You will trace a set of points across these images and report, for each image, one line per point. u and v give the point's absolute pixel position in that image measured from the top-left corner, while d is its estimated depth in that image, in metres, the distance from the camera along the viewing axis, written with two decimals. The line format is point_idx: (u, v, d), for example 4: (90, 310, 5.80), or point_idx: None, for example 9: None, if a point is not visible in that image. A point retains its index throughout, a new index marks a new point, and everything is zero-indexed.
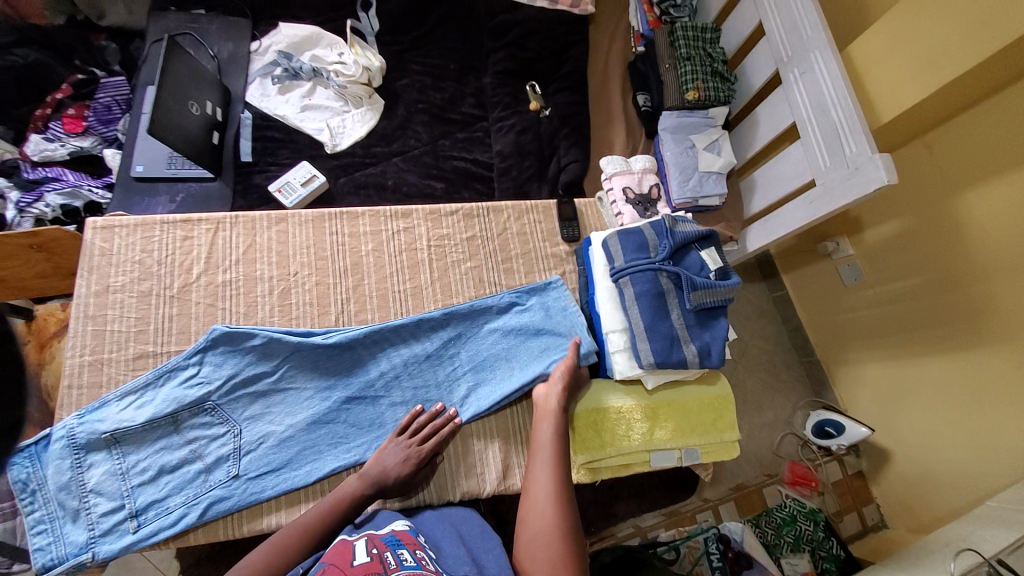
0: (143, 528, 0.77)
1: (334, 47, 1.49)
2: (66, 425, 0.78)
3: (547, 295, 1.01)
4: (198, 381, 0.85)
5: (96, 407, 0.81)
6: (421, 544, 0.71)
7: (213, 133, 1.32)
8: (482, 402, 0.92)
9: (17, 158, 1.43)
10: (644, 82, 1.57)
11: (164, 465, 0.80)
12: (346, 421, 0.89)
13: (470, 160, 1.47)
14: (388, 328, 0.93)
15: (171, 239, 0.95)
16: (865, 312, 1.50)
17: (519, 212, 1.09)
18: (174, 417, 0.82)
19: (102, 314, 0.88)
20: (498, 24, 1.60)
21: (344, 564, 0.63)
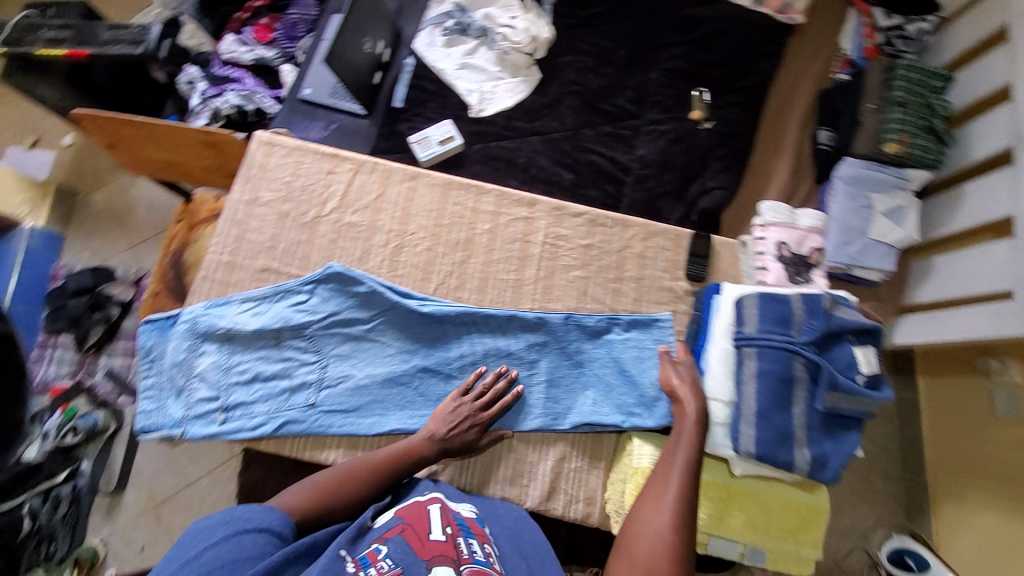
0: (228, 422, 0.86)
1: (508, 8, 1.45)
2: (193, 312, 0.88)
3: (646, 329, 0.93)
4: (305, 309, 0.91)
5: (220, 304, 0.90)
6: (489, 538, 0.75)
7: (375, 74, 1.37)
8: (549, 416, 0.89)
9: (212, 53, 1.66)
10: (834, 117, 1.37)
11: (259, 373, 0.88)
12: (416, 388, 0.90)
13: (608, 158, 1.36)
14: (481, 314, 0.92)
15: (318, 170, 1.00)
16: (1007, 454, 1.22)
17: (648, 233, 0.98)
18: (277, 334, 0.89)
19: (246, 222, 0.97)
20: (685, 18, 1.45)
21: (423, 534, 0.70)
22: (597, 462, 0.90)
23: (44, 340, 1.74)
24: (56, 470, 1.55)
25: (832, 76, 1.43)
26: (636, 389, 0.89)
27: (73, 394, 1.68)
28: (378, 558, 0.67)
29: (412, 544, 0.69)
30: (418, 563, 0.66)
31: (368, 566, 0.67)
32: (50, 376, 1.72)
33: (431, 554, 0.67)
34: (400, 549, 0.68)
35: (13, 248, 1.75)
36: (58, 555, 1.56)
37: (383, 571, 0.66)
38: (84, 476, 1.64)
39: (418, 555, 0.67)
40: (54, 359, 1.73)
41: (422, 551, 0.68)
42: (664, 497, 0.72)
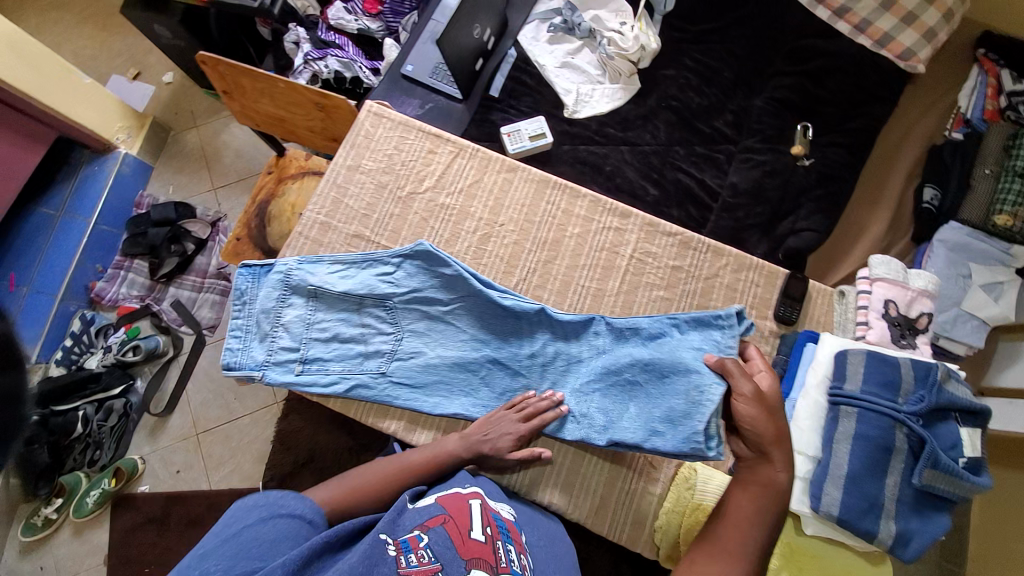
0: (303, 375, 0.89)
1: (620, 14, 1.43)
2: (288, 264, 0.92)
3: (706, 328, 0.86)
4: (390, 280, 0.92)
5: (312, 261, 0.93)
6: (525, 548, 0.73)
7: (477, 61, 1.37)
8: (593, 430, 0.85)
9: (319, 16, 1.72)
10: (941, 173, 1.28)
11: (338, 333, 0.91)
12: (483, 377, 0.90)
13: (697, 180, 1.33)
14: (556, 317, 0.91)
15: (419, 148, 1.02)
16: None
17: (740, 265, 0.96)
18: (360, 300, 0.92)
19: (346, 187, 1.00)
20: (800, 49, 1.40)
21: (464, 530, 0.68)
22: (652, 487, 0.87)
23: (120, 262, 1.86)
24: (113, 384, 1.70)
25: (943, 134, 1.33)
26: (665, 403, 0.82)
27: (141, 314, 1.79)
28: (419, 546, 0.65)
29: (453, 538, 0.67)
30: (458, 561, 0.63)
31: (408, 552, 0.64)
32: (121, 296, 1.83)
33: (471, 554, 0.65)
34: (442, 542, 0.65)
35: (103, 171, 1.85)
36: (102, 461, 1.69)
37: (422, 560, 0.63)
38: (136, 394, 1.75)
39: (458, 551, 0.65)
40: (126, 281, 1.84)
41: (462, 550, 0.65)
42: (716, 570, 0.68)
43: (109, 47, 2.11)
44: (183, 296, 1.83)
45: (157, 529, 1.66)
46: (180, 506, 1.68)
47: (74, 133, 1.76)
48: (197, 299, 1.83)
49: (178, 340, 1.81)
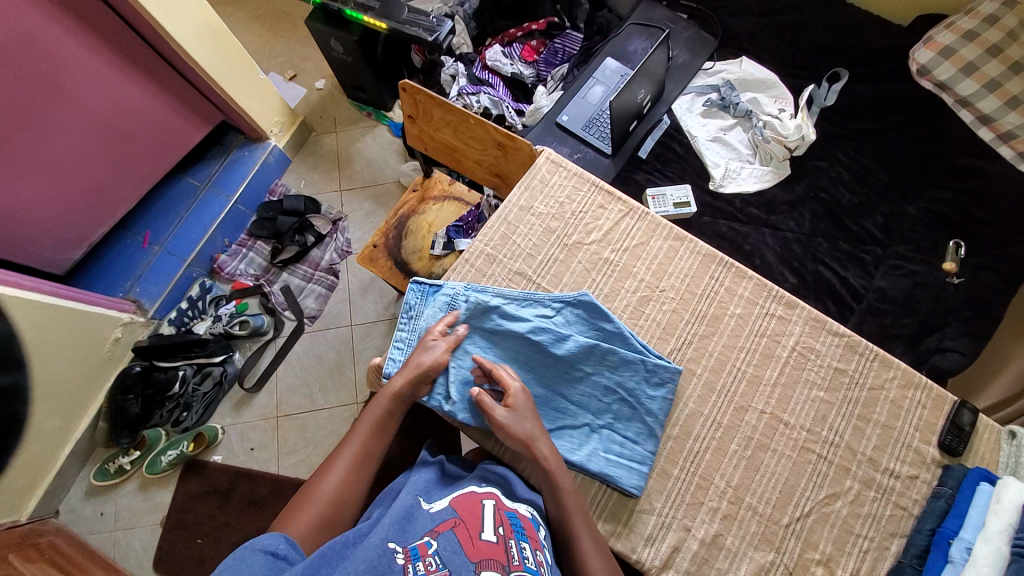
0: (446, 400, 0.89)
1: (779, 100, 1.47)
2: (457, 288, 0.96)
3: (483, 316, 0.94)
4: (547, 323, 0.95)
5: (479, 290, 0.97)
6: (541, 545, 0.75)
7: (632, 122, 1.43)
8: (615, 467, 0.85)
9: (473, 54, 1.83)
10: None
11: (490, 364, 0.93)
12: (623, 440, 0.88)
13: (839, 277, 1.30)
14: (600, 350, 0.90)
15: (591, 201, 1.07)
16: None
17: (907, 382, 0.92)
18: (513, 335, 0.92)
19: (516, 225, 1.05)
20: (961, 166, 1.35)
21: (474, 533, 0.70)
22: None
23: (245, 241, 1.96)
24: (216, 352, 1.75)
25: None
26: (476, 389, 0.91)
27: (251, 292, 1.86)
28: (427, 553, 0.67)
29: (462, 542, 0.69)
30: (467, 564, 0.65)
31: (416, 560, 0.66)
32: (238, 272, 1.91)
33: (481, 557, 0.66)
34: (451, 547, 0.67)
35: (253, 156, 1.95)
36: (185, 424, 1.71)
37: (430, 568, 0.65)
38: (233, 365, 1.79)
39: (467, 555, 0.66)
40: (246, 258, 1.93)
41: (472, 552, 0.67)
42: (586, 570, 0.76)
43: (273, 47, 2.34)
44: (293, 284, 1.91)
45: (218, 502, 1.66)
46: (247, 484, 1.68)
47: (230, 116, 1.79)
48: (305, 288, 1.91)
49: (280, 325, 1.86)
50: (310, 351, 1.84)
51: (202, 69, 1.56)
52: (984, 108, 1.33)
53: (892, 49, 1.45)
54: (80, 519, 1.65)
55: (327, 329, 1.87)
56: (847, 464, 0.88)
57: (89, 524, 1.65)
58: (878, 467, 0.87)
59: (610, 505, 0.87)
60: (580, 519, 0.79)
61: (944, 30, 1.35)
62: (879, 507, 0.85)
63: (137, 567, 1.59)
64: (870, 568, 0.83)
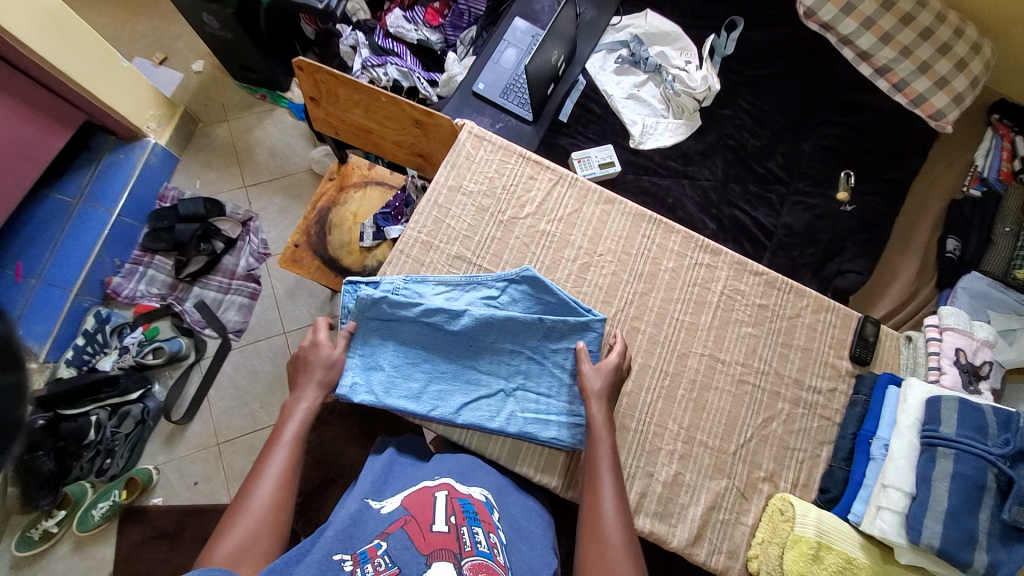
0: (389, 395, 0.89)
1: (686, 52, 1.50)
2: (396, 282, 0.93)
3: (372, 308, 0.91)
4: (493, 303, 0.94)
5: (419, 281, 0.95)
6: (495, 527, 0.73)
7: (549, 86, 1.40)
8: (532, 424, 0.90)
9: (371, 22, 1.68)
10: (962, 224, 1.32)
11: (437, 355, 0.92)
12: (574, 403, 0.91)
13: (752, 217, 1.40)
14: (497, 320, 0.91)
15: (519, 173, 1.05)
16: None
17: (819, 308, 1.03)
18: (451, 321, 0.91)
19: (447, 207, 1.02)
20: (846, 103, 1.47)
21: (424, 526, 0.68)
22: (743, 517, 0.90)
23: (140, 257, 1.73)
24: (131, 388, 1.56)
25: (961, 191, 1.38)
26: (412, 379, 0.90)
27: (160, 314, 1.67)
28: (377, 554, 0.64)
29: (413, 537, 0.66)
30: (417, 558, 0.63)
31: (365, 563, 0.63)
32: (138, 294, 1.69)
33: (432, 548, 0.64)
34: (400, 544, 0.65)
35: (130, 160, 1.69)
36: (111, 471, 1.53)
37: (379, 568, 0.62)
38: (153, 399, 1.61)
39: (418, 548, 0.65)
40: (144, 278, 1.71)
41: (423, 545, 0.65)
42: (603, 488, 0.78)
43: (132, 27, 2.01)
44: (208, 297, 1.73)
45: (169, 545, 1.51)
46: (198, 520, 1.54)
47: (98, 118, 1.54)
48: (223, 301, 1.73)
49: (201, 344, 1.69)
50: (243, 367, 1.70)
51: (49, 63, 1.31)
52: (862, 45, 1.41)
53: None
54: None
55: (258, 342, 1.73)
56: (778, 389, 0.97)
57: None
58: (802, 386, 0.98)
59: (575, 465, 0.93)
60: (607, 448, 0.83)
61: None
62: (807, 422, 0.96)
63: None
64: (807, 474, 0.94)
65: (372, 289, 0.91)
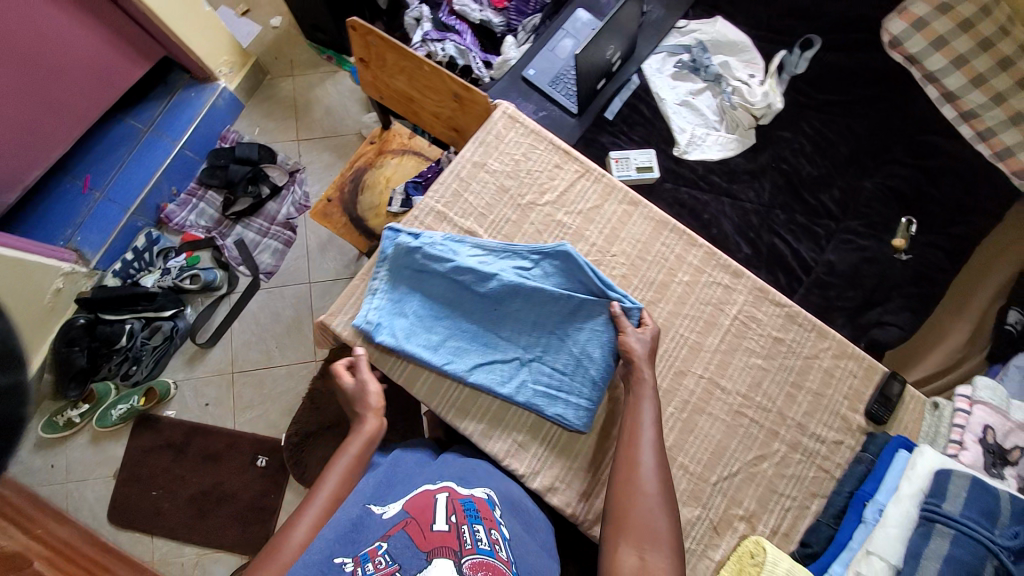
0: (407, 343, 0.93)
1: (750, 65, 1.43)
2: (434, 238, 0.95)
3: (406, 258, 0.94)
4: (523, 273, 0.93)
5: (456, 241, 0.96)
6: (496, 524, 0.76)
7: (599, 81, 1.37)
8: (540, 398, 0.90)
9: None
10: None
11: (460, 313, 0.95)
12: (584, 387, 0.89)
13: (790, 248, 1.31)
14: (525, 289, 0.91)
15: (547, 160, 1.04)
16: None
17: (840, 352, 0.95)
18: (479, 282, 0.92)
19: (469, 183, 1.02)
20: (920, 144, 1.35)
21: (424, 526, 0.70)
22: (712, 552, 0.86)
23: (195, 191, 1.84)
24: (166, 306, 1.66)
25: None
26: (431, 332, 0.94)
27: (202, 244, 1.77)
28: (378, 553, 0.68)
29: (413, 537, 0.69)
30: (417, 556, 0.66)
31: (366, 561, 0.68)
32: (188, 223, 1.81)
33: (431, 546, 0.67)
34: (400, 544, 0.68)
35: (200, 99, 1.80)
36: (135, 378, 1.65)
37: (380, 566, 0.66)
38: (183, 320, 1.71)
39: (418, 547, 0.67)
40: (196, 209, 1.83)
41: (422, 543, 0.68)
42: (640, 453, 0.79)
43: None
44: (247, 237, 1.82)
45: (173, 455, 1.63)
46: (202, 438, 1.65)
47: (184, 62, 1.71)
48: (259, 243, 1.82)
49: (234, 280, 1.78)
50: (268, 307, 1.78)
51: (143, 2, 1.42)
52: (949, 84, 1.34)
53: (865, 18, 1.42)
54: (28, 471, 1.60)
55: (285, 287, 1.80)
56: (777, 429, 0.91)
57: (39, 475, 1.60)
58: (805, 431, 0.91)
59: (573, 445, 0.92)
60: (649, 403, 0.84)
61: (918, 2, 1.35)
62: (803, 470, 0.89)
63: (89, 516, 1.56)
64: (790, 524, 0.87)
65: (410, 238, 0.94)
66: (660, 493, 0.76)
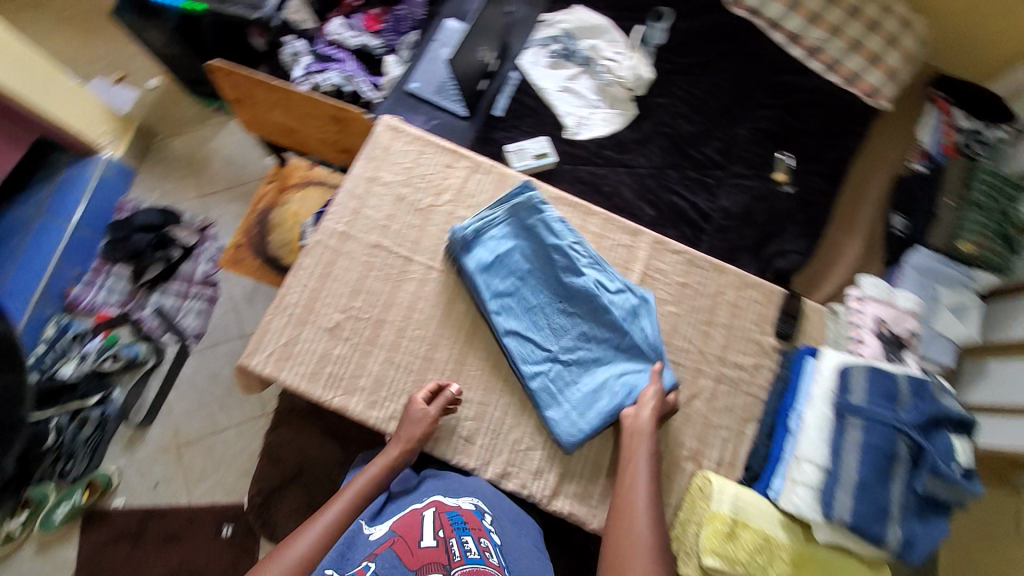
0: (484, 264, 0.95)
1: (615, 44, 1.52)
2: (561, 219, 0.99)
3: (530, 210, 0.99)
4: (604, 288, 0.96)
5: (580, 235, 0.99)
6: (485, 532, 0.79)
7: (481, 82, 1.42)
8: (546, 396, 0.91)
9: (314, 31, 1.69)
10: (908, 203, 1.37)
11: (527, 287, 0.97)
12: (590, 408, 0.90)
13: (688, 202, 1.40)
14: (599, 304, 0.94)
15: (437, 162, 1.06)
16: None
17: (740, 284, 1.02)
18: (570, 274, 0.96)
19: (365, 198, 1.02)
20: (779, 86, 1.48)
21: (412, 543, 0.74)
22: (667, 496, 0.90)
23: (100, 267, 1.68)
24: (90, 392, 1.52)
25: (908, 165, 1.43)
26: (505, 275, 0.97)
27: (119, 321, 1.60)
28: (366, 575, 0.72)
29: (402, 556, 0.73)
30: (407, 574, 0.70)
31: None
32: (98, 302, 1.64)
33: (421, 563, 0.71)
34: (388, 564, 0.72)
35: (85, 173, 1.68)
36: (73, 474, 1.48)
37: None
38: (114, 404, 1.55)
39: (408, 564, 0.71)
40: (104, 286, 1.65)
41: (411, 561, 0.72)
42: (637, 498, 0.82)
43: (92, 52, 1.95)
44: (166, 305, 1.66)
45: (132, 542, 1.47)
46: (159, 520, 1.50)
47: (54, 137, 1.61)
48: (182, 307, 1.66)
49: (162, 350, 1.62)
50: (203, 371, 1.62)
51: None
52: (792, 27, 1.49)
53: None
54: None
55: (217, 344, 1.66)
56: (700, 366, 0.96)
57: None
58: (725, 362, 0.97)
59: (556, 453, 0.92)
60: (645, 452, 0.86)
61: None
62: (732, 399, 0.95)
63: None
64: (732, 452, 0.92)
65: (543, 202, 0.98)
66: (654, 538, 0.78)
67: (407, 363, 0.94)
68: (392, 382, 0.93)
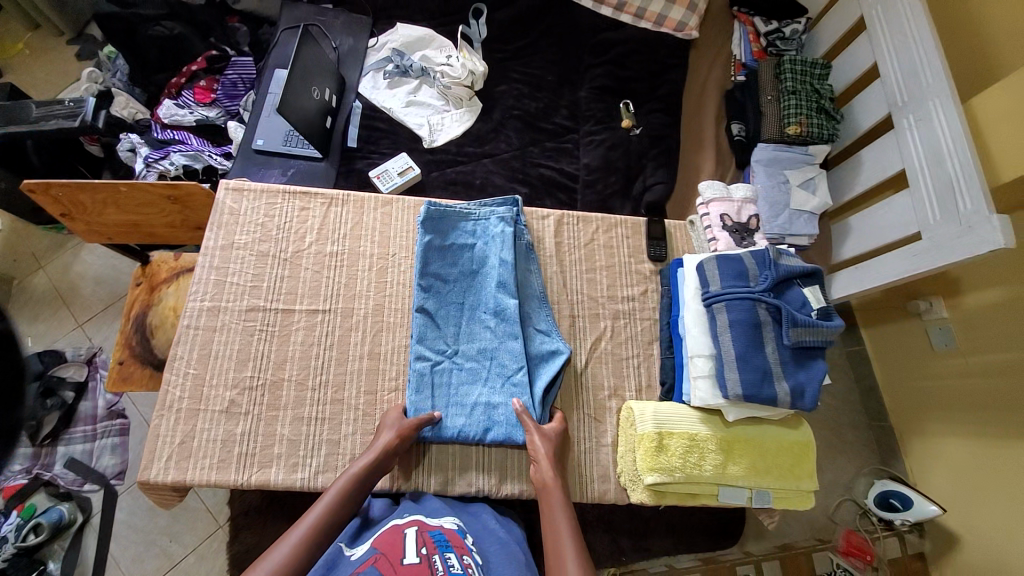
0: (429, 236, 1.01)
1: (443, 48, 1.57)
2: (520, 237, 1.03)
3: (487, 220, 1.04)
4: (526, 316, 0.98)
5: (530, 253, 1.04)
6: (468, 549, 0.73)
7: (326, 119, 1.42)
8: (417, 384, 0.92)
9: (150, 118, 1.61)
10: (739, 110, 1.52)
11: (467, 278, 1.00)
12: (457, 422, 0.90)
13: (556, 169, 1.48)
14: (507, 323, 0.96)
15: (290, 209, 1.05)
16: (951, 383, 1.30)
17: (608, 225, 1.10)
18: (502, 283, 0.98)
19: (226, 265, 1.00)
20: (599, 45, 1.60)
21: (394, 560, 0.66)
22: (604, 438, 0.95)
23: None
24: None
25: (731, 79, 1.59)
26: (449, 257, 1.01)
27: (31, 488, 1.41)
28: None
29: (384, 571, 0.64)
30: None
31: None
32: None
33: None
34: None
35: None
36: None
37: None
38: None
39: None
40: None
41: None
42: (563, 544, 0.72)
43: None
44: (77, 451, 1.47)
45: None
46: None
47: None
48: (93, 449, 1.49)
49: (87, 503, 1.45)
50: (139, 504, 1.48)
51: None
52: None
53: None
54: None
55: None
56: (596, 310, 1.03)
57: None
58: (617, 298, 1.04)
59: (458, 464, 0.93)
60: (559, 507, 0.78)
61: None
62: (634, 329, 1.03)
63: None
64: (647, 374, 0.99)
65: (508, 223, 1.03)
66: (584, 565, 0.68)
67: (317, 414, 0.93)
68: (308, 439, 0.91)
